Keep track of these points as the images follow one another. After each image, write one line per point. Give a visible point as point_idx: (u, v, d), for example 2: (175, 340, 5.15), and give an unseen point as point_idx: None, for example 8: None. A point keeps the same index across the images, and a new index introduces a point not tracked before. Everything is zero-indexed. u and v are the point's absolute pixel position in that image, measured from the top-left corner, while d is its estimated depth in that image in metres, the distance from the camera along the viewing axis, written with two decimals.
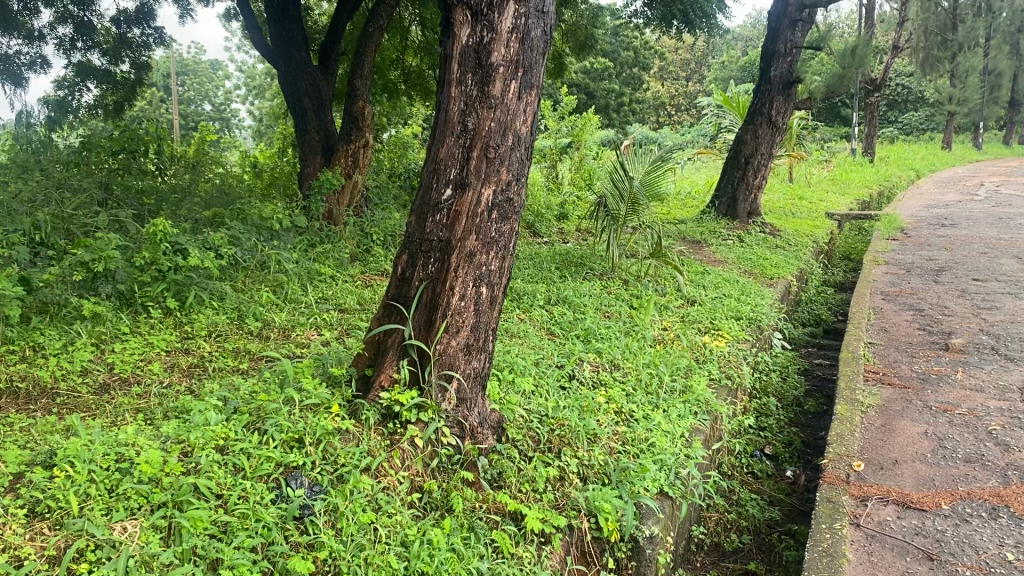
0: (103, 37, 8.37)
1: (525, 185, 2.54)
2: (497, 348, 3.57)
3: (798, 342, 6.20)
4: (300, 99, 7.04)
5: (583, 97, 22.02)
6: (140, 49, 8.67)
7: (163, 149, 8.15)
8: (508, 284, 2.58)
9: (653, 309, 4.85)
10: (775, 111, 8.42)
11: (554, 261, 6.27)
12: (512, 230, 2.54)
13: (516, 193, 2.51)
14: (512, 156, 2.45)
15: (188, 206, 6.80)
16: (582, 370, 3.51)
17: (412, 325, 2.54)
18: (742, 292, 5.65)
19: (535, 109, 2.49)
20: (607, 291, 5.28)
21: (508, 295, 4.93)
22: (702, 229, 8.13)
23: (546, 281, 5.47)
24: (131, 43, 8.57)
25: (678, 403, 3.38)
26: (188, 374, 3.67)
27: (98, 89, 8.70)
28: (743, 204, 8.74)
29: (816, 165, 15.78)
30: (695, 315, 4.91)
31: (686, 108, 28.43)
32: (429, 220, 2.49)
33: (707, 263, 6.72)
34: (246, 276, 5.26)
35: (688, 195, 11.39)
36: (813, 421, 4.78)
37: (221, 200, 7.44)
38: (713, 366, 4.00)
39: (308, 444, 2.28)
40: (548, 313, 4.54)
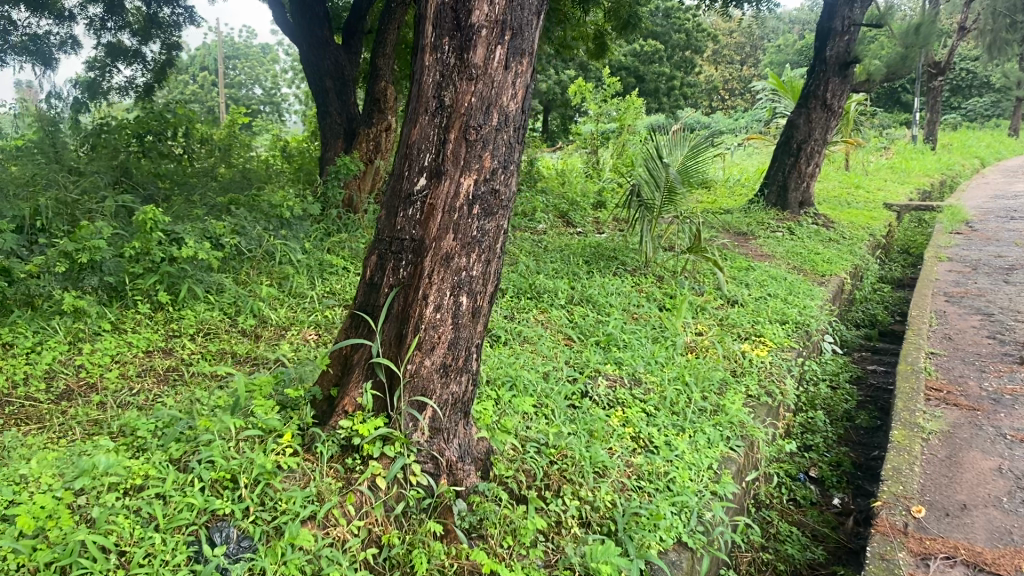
0: (133, 17, 7.99)
1: (515, 173, 2.10)
2: (502, 358, 3.15)
3: (851, 346, 5.67)
4: (322, 80, 6.61)
5: (633, 81, 21.40)
6: (172, 29, 8.26)
7: (193, 131, 7.80)
8: (493, 293, 2.14)
9: (686, 311, 4.39)
10: (830, 94, 7.82)
11: (584, 254, 5.81)
12: (500, 228, 2.11)
13: (504, 183, 2.07)
14: (499, 139, 2.02)
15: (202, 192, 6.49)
16: (597, 386, 3.07)
17: (380, 340, 2.14)
18: (789, 292, 5.14)
19: (527, 81, 2.05)
20: (638, 289, 4.82)
21: (527, 294, 4.51)
22: (748, 220, 7.60)
23: (571, 277, 5.03)
24: (162, 23, 8.15)
25: (706, 426, 2.93)
26: (161, 381, 3.32)
27: (129, 71, 8.38)
28: (795, 193, 8.14)
29: (875, 153, 15.02)
30: (734, 318, 4.43)
31: (740, 92, 27.62)
32: (400, 215, 2.09)
33: (752, 258, 6.21)
34: (250, 267, 4.90)
35: (737, 183, 10.82)
36: (865, 439, 4.28)
37: (241, 186, 7.12)
38: (751, 380, 3.53)
39: (242, 486, 1.89)
40: (569, 315, 4.10)
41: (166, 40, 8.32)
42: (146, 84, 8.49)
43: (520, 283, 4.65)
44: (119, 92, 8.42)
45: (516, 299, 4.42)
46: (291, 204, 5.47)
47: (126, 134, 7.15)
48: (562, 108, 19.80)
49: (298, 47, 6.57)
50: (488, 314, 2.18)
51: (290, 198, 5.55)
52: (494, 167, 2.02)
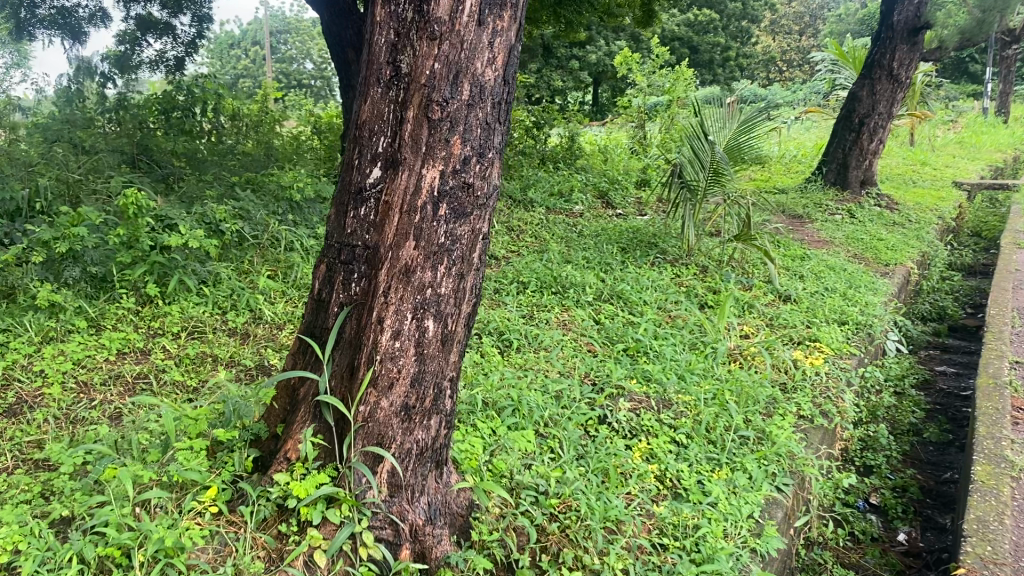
0: None
1: (496, 160, 1.62)
2: (508, 375, 2.70)
3: (917, 344, 5.09)
4: (343, 51, 6.17)
5: (686, 51, 20.62)
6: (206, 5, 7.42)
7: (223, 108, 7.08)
8: (469, 313, 1.68)
9: (730, 311, 3.87)
10: (897, 63, 7.10)
11: (621, 240, 5.31)
12: (479, 234, 1.65)
13: (482, 175, 1.60)
14: (472, 118, 1.54)
15: (217, 172, 6.13)
16: (617, 409, 2.60)
17: (329, 371, 1.70)
18: (849, 286, 4.58)
19: (510, 39, 1.57)
20: (677, 283, 4.33)
21: (551, 289, 4.05)
22: (805, 201, 7.00)
23: (603, 268, 4.55)
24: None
25: (748, 462, 2.44)
26: (127, 392, 2.94)
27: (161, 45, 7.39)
28: (856, 171, 7.52)
29: (942, 127, 14.12)
30: (786, 318, 3.90)
31: (798, 63, 26.55)
32: (350, 215, 1.63)
33: (808, 244, 5.64)
34: (254, 255, 4.52)
35: (793, 159, 10.16)
36: (935, 458, 3.74)
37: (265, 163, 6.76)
38: (803, 397, 3.03)
39: (135, 567, 1.47)
40: (594, 319, 3.62)
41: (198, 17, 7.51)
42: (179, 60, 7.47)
43: (544, 277, 4.18)
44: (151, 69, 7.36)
45: (537, 296, 3.96)
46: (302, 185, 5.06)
47: (151, 110, 6.52)
48: (612, 81, 19.19)
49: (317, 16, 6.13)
50: (466, 341, 1.72)
51: (302, 179, 5.15)
52: (467, 154, 1.55)
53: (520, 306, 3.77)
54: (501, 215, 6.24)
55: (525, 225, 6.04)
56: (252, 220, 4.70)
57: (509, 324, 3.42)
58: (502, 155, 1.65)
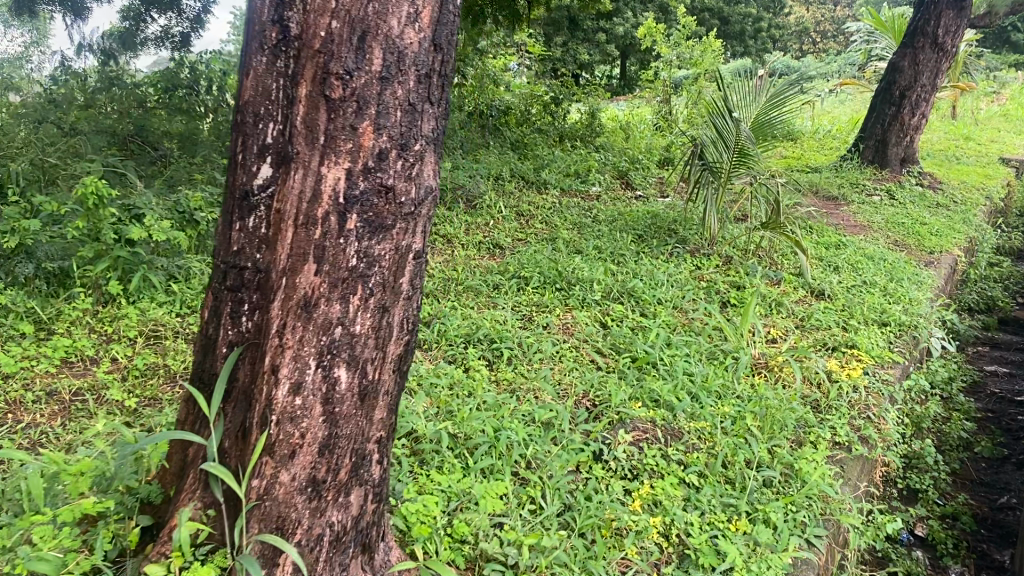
0: None
1: (428, 150, 1.20)
2: (489, 400, 2.30)
3: (965, 339, 4.54)
4: None
5: (717, 22, 19.93)
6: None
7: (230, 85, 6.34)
8: (398, 355, 1.27)
9: (754, 311, 3.43)
10: (942, 30, 6.54)
11: (638, 227, 4.87)
12: (406, 254, 1.23)
13: (407, 174, 1.18)
14: (388, 96, 1.12)
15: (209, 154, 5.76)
16: (616, 443, 2.18)
17: (221, 430, 1.30)
18: (890, 279, 4.11)
19: None
20: (697, 278, 3.89)
21: (556, 288, 3.64)
22: (841, 180, 6.50)
23: (615, 261, 4.12)
24: None
25: (773, 511, 2.00)
26: (61, 412, 2.58)
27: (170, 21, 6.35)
28: (895, 148, 6.96)
29: (986, 99, 13.42)
30: (818, 321, 3.45)
31: (833, 35, 25.67)
32: (236, 227, 1.22)
33: (843, 229, 5.16)
34: None
35: (827, 135, 9.61)
36: (989, 478, 3.29)
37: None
38: (839, 419, 2.58)
39: None
40: (600, 324, 3.20)
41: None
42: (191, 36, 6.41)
43: (548, 272, 3.77)
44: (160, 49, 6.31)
45: (538, 295, 3.54)
46: None
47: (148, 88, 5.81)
48: (639, 54, 18.61)
49: None
50: (397, 393, 1.31)
51: None
52: (381, 146, 1.13)
53: (517, 309, 3.36)
54: (510, 198, 5.82)
55: (535, 210, 5.61)
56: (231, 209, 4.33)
57: (501, 330, 3.01)
58: (439, 148, 1.23)
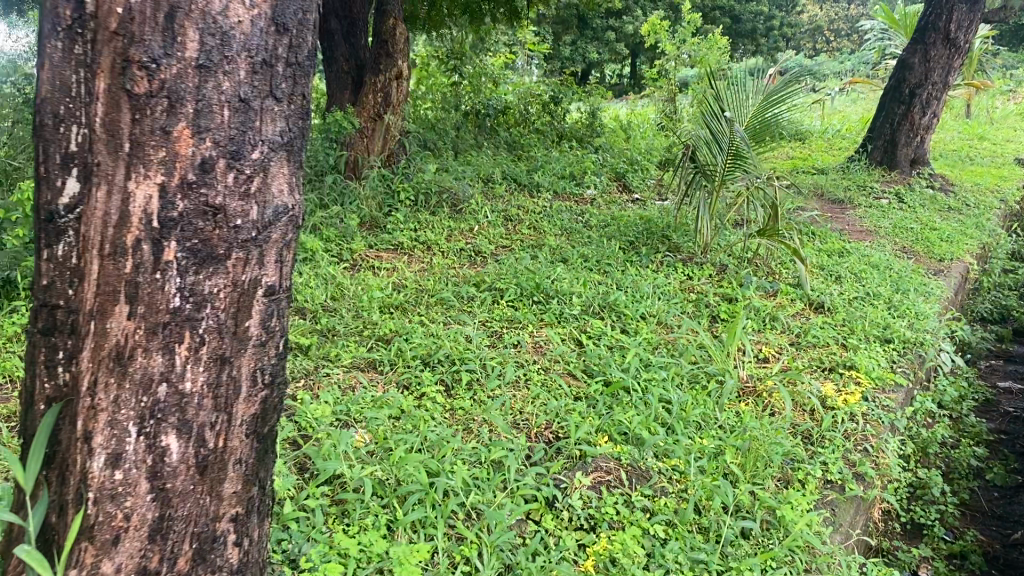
0: None
1: (264, 171, 1.08)
2: (432, 435, 2.04)
3: (977, 353, 4.25)
4: (326, 20, 5.68)
5: (728, 21, 19.59)
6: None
7: None
8: (247, 410, 1.14)
9: (742, 326, 3.17)
10: (954, 25, 6.25)
11: (628, 233, 4.61)
12: (247, 291, 1.10)
13: (240, 191, 1.06)
14: (207, 90, 1.00)
15: None
16: (571, 487, 1.91)
17: (43, 507, 1.07)
18: (895, 291, 3.83)
19: None
20: (687, 289, 3.62)
21: (532, 300, 3.39)
22: (847, 182, 6.20)
23: (602, 271, 3.86)
24: None
25: (748, 570, 1.73)
26: None
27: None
28: (905, 149, 6.66)
29: (1002, 98, 13.05)
30: (814, 338, 3.18)
31: (847, 33, 25.27)
32: (40, 261, 1.02)
33: (847, 235, 4.88)
34: None
35: (836, 135, 9.30)
36: (1002, 509, 3.00)
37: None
38: (831, 452, 2.31)
39: None
40: (575, 343, 2.93)
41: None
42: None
43: (524, 283, 3.50)
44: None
45: (513, 309, 3.28)
46: None
47: None
48: (648, 53, 18.32)
49: None
50: (252, 462, 1.18)
51: None
52: (204, 154, 1.01)
53: (488, 325, 3.10)
54: (499, 202, 5.56)
55: (524, 214, 5.36)
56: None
57: (464, 349, 2.75)
58: (280, 166, 1.11)
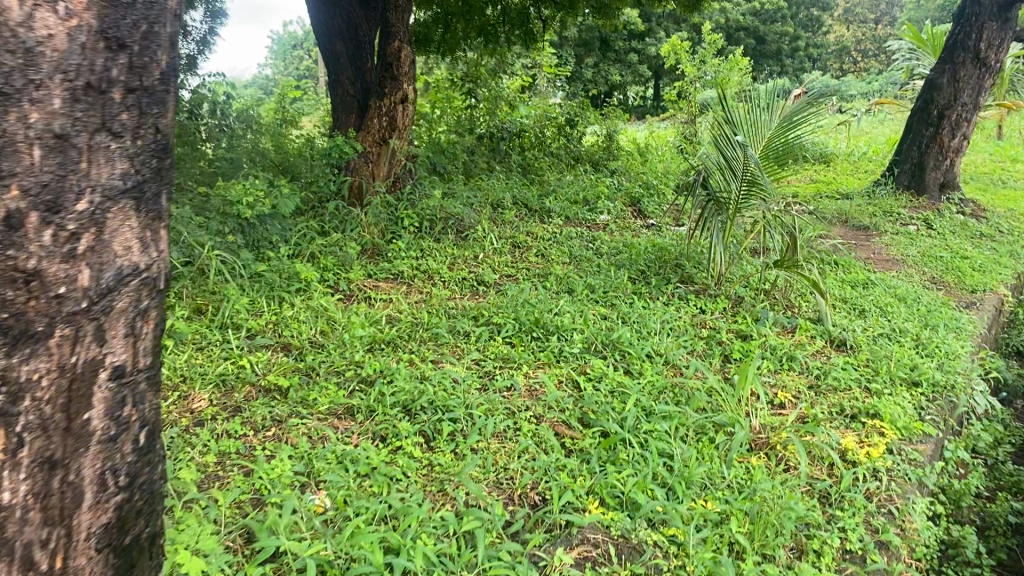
0: None
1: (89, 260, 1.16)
2: (399, 501, 1.83)
3: (1014, 391, 3.96)
4: (332, 42, 5.54)
5: (753, 42, 19.35)
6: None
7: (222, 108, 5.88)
8: (79, 496, 1.21)
9: (753, 366, 2.93)
10: (985, 44, 5.99)
11: (639, 262, 4.39)
12: (86, 371, 1.18)
13: (66, 276, 1.12)
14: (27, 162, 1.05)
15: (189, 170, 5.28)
16: (551, 565, 1.69)
17: None
18: (924, 326, 3.57)
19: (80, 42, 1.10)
20: (698, 325, 3.39)
21: (532, 337, 3.17)
22: (873, 208, 5.94)
23: (609, 304, 3.64)
24: None
25: None
26: None
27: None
28: (933, 173, 6.38)
29: None
30: (834, 381, 2.93)
31: (874, 53, 24.92)
32: None
33: (873, 265, 4.62)
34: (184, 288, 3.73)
35: (862, 157, 9.03)
36: None
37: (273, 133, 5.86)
38: (852, 518, 2.06)
39: None
40: (574, 387, 2.71)
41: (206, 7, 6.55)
42: (195, 56, 6.58)
43: (524, 318, 3.29)
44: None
45: (509, 347, 3.07)
46: (254, 198, 4.22)
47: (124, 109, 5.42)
48: (671, 75, 18.11)
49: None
50: (93, 554, 1.25)
51: (256, 188, 4.29)
52: (12, 226, 1.04)
53: (481, 365, 2.89)
54: (507, 228, 5.36)
55: (533, 241, 5.15)
56: (180, 243, 3.89)
57: (451, 394, 2.53)
58: (112, 219, 1.18)
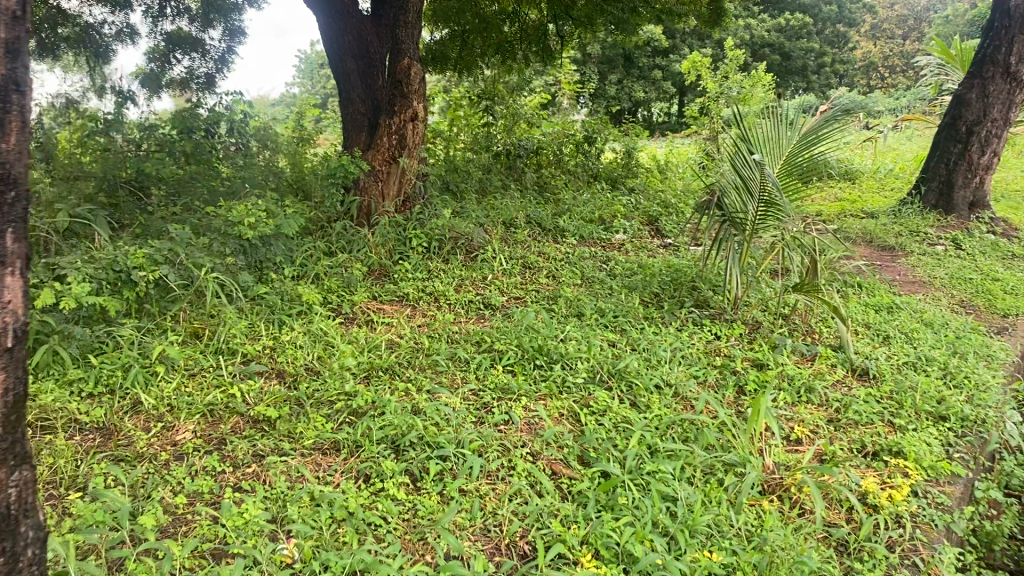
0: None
1: None
2: (371, 556, 1.68)
3: None
4: (341, 60, 5.42)
5: (778, 58, 19.14)
6: (233, 13, 6.52)
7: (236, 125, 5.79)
8: None
9: (766, 398, 2.76)
10: (1015, 57, 5.77)
11: (653, 284, 4.23)
12: None
13: None
14: None
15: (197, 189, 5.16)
16: None
17: None
18: (952, 354, 3.37)
19: None
20: (710, 352, 3.23)
21: (533, 365, 3.03)
22: (899, 227, 5.73)
23: (619, 330, 3.48)
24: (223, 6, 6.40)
25: None
26: None
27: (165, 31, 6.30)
28: (962, 191, 6.17)
29: None
30: (854, 415, 2.75)
31: (902, 69, 24.60)
32: None
33: (898, 288, 4.42)
34: (181, 312, 3.61)
35: (889, 174, 8.81)
36: None
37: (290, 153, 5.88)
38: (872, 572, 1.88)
39: None
40: (575, 421, 2.55)
41: (224, 26, 6.52)
42: (212, 76, 6.51)
43: (527, 345, 3.14)
44: (117, 44, 6.20)
45: (510, 375, 2.92)
46: (256, 218, 4.11)
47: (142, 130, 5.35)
48: (695, 91, 17.93)
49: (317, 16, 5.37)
50: None
51: (258, 209, 4.18)
52: None
53: (478, 397, 2.74)
54: (518, 248, 5.22)
55: (544, 262, 5.01)
56: (176, 264, 3.69)
57: (444, 429, 2.39)
58: None
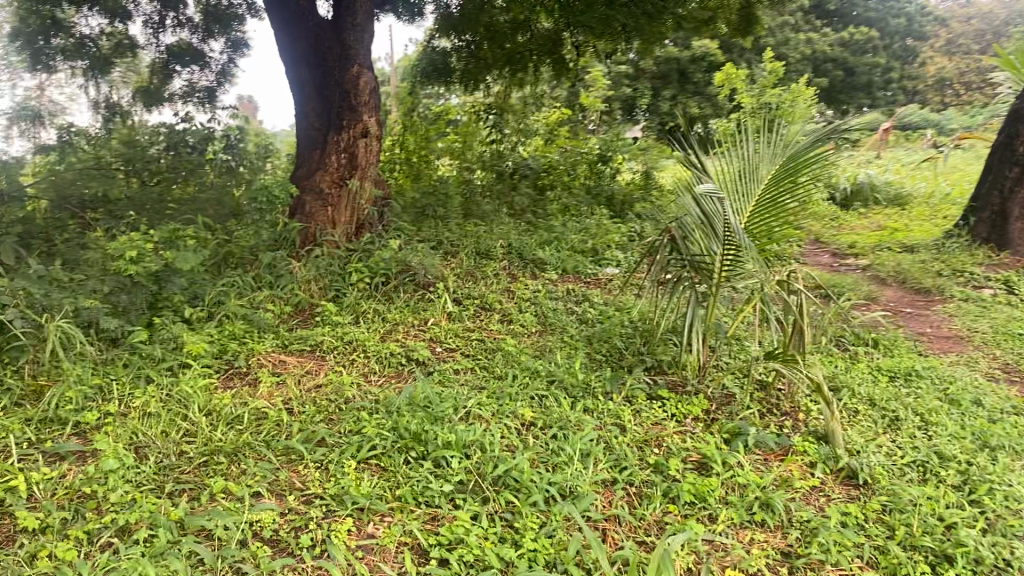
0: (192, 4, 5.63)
1: None
2: None
3: None
4: (296, 69, 4.76)
5: (841, 74, 18.03)
6: (235, 23, 5.86)
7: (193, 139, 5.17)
8: None
9: (690, 522, 2.00)
10: None
11: (619, 335, 3.47)
12: None
13: None
14: None
15: None
16: None
17: None
18: (978, 449, 2.53)
19: None
20: (651, 442, 2.47)
21: (405, 458, 2.29)
22: (942, 267, 4.83)
23: (548, 404, 2.73)
24: (225, 14, 5.77)
25: None
26: None
27: (164, 43, 5.68)
28: (1018, 223, 5.25)
29: None
30: (818, 551, 1.97)
31: (978, 86, 23.12)
32: None
33: (926, 347, 3.57)
34: (25, 366, 2.97)
35: (943, 200, 7.83)
36: None
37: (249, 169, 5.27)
38: None
39: None
40: (408, 559, 1.82)
41: (226, 37, 5.90)
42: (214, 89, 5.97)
43: (403, 430, 2.38)
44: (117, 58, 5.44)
45: (366, 474, 2.21)
46: (142, 251, 3.46)
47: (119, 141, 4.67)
48: None
49: (272, 16, 4.76)
50: None
51: (150, 240, 3.54)
52: None
53: (303, 510, 2.03)
54: (481, 284, 4.50)
55: (505, 301, 4.27)
56: (25, 311, 3.00)
57: None
58: None
